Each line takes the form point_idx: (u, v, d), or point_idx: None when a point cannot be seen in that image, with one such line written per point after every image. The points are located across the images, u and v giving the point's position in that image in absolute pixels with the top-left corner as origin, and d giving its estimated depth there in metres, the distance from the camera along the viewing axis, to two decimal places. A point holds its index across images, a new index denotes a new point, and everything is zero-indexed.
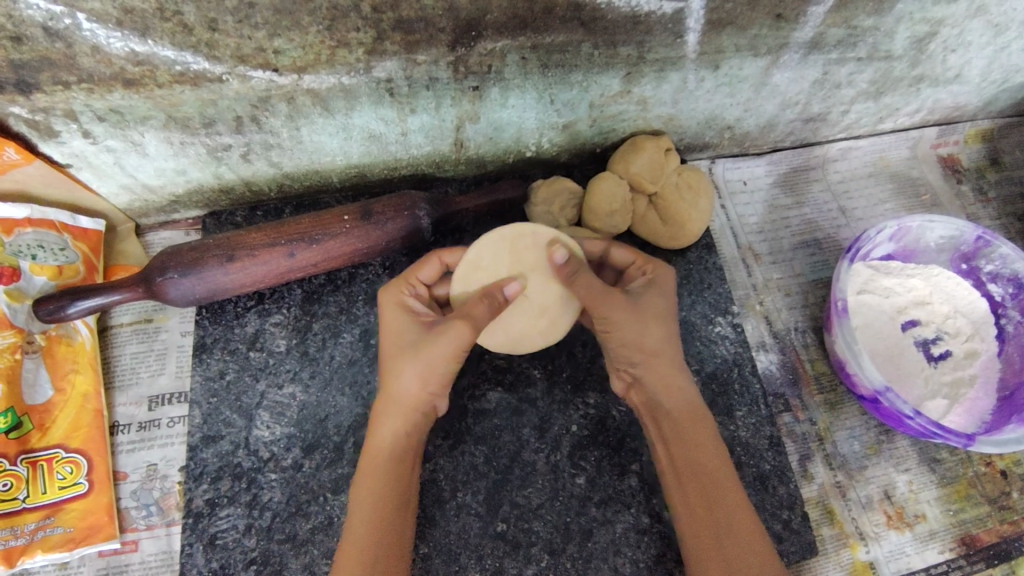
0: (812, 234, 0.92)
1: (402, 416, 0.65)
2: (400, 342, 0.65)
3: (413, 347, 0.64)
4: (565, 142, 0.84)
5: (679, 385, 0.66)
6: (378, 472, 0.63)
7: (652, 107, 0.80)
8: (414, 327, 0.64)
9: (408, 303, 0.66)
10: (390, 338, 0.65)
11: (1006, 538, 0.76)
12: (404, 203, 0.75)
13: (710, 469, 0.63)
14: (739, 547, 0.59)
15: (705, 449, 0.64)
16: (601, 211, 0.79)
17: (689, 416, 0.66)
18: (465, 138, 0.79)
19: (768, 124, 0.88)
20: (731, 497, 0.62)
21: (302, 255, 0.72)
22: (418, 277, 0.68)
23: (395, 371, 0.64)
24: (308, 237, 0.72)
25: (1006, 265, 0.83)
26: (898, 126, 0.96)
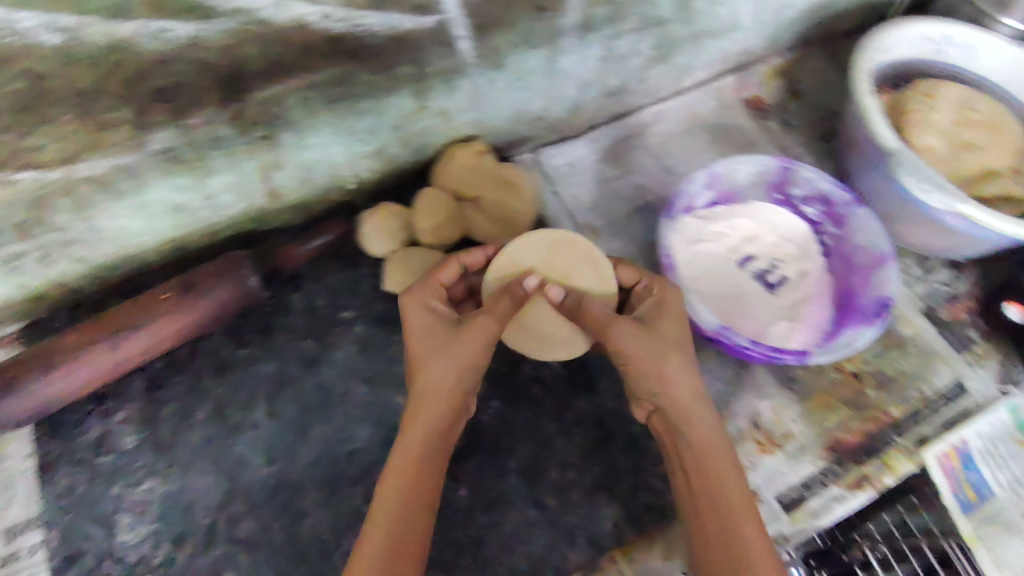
0: (643, 199, 0.96)
1: (436, 405, 0.64)
2: (426, 339, 0.66)
3: (445, 340, 0.65)
4: (382, 167, 0.84)
5: (701, 417, 0.66)
6: (402, 475, 0.61)
7: (454, 116, 0.82)
8: (444, 327, 0.66)
9: (431, 305, 0.68)
10: (438, 328, 0.66)
11: (871, 435, 0.82)
12: (231, 265, 0.74)
13: (734, 494, 0.63)
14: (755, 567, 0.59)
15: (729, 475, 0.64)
16: (431, 224, 0.80)
17: (711, 451, 0.65)
18: (276, 187, 0.78)
19: (574, 107, 0.92)
20: (748, 515, 0.62)
21: (125, 347, 0.70)
22: (440, 279, 0.70)
23: (428, 364, 0.64)
24: (135, 327, 0.70)
25: (812, 186, 0.88)
26: (698, 81, 1.02)
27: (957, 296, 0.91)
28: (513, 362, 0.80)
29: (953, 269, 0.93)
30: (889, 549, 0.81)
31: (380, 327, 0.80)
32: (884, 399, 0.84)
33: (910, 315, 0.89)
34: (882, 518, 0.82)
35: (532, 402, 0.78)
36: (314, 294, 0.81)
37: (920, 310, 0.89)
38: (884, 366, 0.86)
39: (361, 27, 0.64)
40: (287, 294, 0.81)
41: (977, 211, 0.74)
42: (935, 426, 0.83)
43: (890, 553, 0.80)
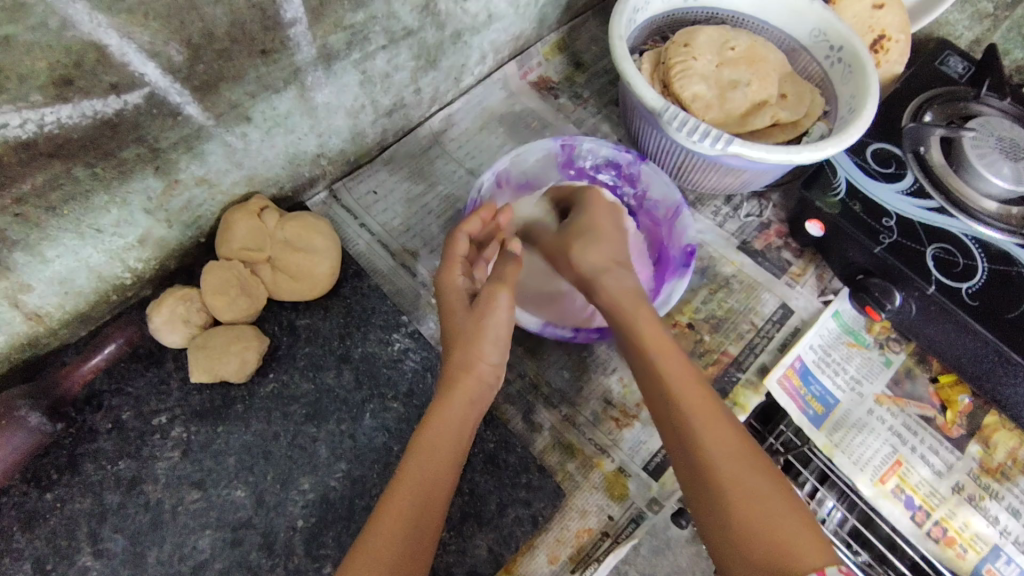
0: (454, 207, 0.94)
1: (469, 389, 0.66)
2: (456, 326, 0.68)
3: (469, 325, 0.68)
4: (159, 253, 0.77)
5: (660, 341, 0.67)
6: (428, 461, 0.61)
7: (218, 181, 0.76)
8: (462, 305, 0.70)
9: (464, 283, 0.72)
10: (455, 303, 0.70)
11: (716, 377, 0.85)
12: (9, 429, 0.67)
13: (704, 404, 0.61)
14: (727, 472, 0.57)
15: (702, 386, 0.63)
16: (222, 304, 0.75)
17: (673, 359, 0.65)
18: (35, 309, 0.70)
19: (354, 135, 0.88)
20: (715, 419, 0.60)
21: None
22: (460, 250, 0.74)
23: (472, 345, 0.66)
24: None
25: (596, 154, 0.89)
26: (479, 77, 1.00)
27: (767, 223, 0.95)
28: (352, 416, 0.75)
29: (758, 198, 0.97)
30: (792, 455, 0.84)
31: (199, 423, 0.74)
32: (720, 340, 0.87)
33: (729, 255, 0.93)
34: (780, 428, 0.86)
35: (380, 451, 0.74)
36: (119, 407, 0.74)
37: (736, 247, 0.93)
38: (714, 309, 0.89)
39: (47, 123, 0.57)
40: (88, 415, 0.73)
41: (742, 147, 0.76)
42: (770, 353, 0.87)
43: (792, 458, 0.83)
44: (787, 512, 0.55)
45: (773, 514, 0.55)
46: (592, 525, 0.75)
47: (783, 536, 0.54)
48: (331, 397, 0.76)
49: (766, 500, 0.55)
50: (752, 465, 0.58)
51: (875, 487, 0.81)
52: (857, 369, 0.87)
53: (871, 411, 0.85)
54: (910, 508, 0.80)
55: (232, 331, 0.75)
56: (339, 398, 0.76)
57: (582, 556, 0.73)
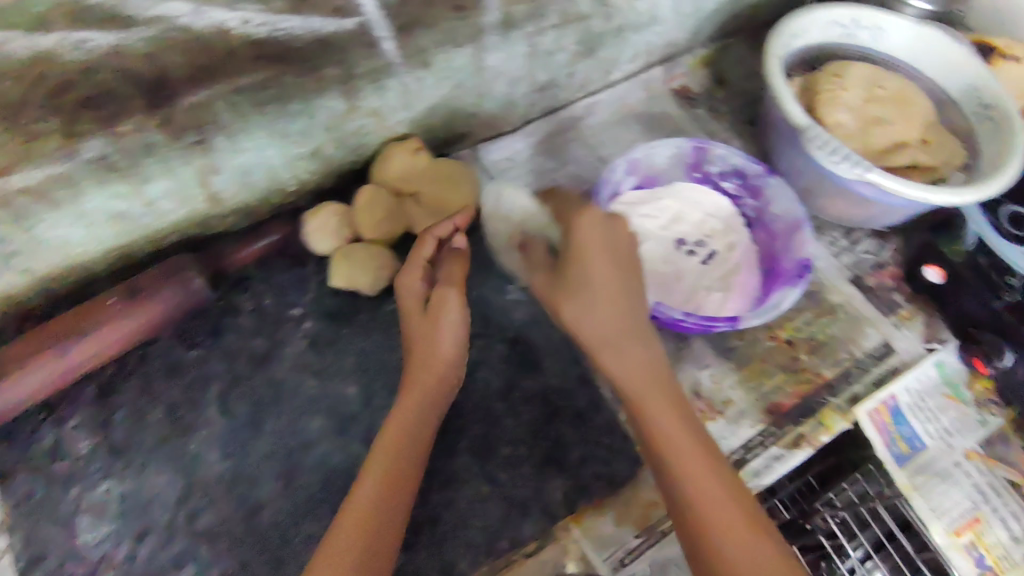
0: (580, 188, 0.99)
1: (422, 386, 0.70)
2: (415, 335, 0.73)
3: (423, 328, 0.72)
4: (323, 168, 0.86)
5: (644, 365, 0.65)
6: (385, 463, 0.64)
7: (388, 116, 0.84)
8: (417, 313, 0.74)
9: (418, 288, 0.76)
10: (412, 308, 0.75)
11: (807, 396, 0.85)
12: (162, 270, 0.76)
13: (680, 439, 0.62)
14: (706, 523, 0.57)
15: (685, 432, 0.62)
16: (369, 224, 0.83)
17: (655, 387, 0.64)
18: (215, 192, 0.80)
19: (507, 103, 0.95)
20: (691, 459, 0.61)
21: (76, 351, 0.72)
22: (409, 266, 0.77)
23: (437, 337, 0.71)
24: (86, 327, 0.72)
25: (726, 162, 0.92)
26: (627, 74, 1.06)
27: (883, 263, 0.96)
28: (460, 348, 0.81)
29: (878, 238, 0.98)
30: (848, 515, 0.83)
31: (328, 322, 0.82)
32: (817, 362, 0.88)
33: (839, 284, 0.94)
34: (840, 487, 0.86)
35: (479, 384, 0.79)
36: (262, 294, 0.83)
37: (847, 279, 0.95)
38: (815, 332, 0.90)
39: None
40: (235, 295, 0.82)
41: (880, 176, 0.79)
42: (865, 385, 0.87)
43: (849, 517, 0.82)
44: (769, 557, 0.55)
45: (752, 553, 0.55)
46: (661, 500, 0.77)
47: None
48: None
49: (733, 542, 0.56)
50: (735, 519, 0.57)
51: (948, 537, 0.79)
52: (950, 422, 0.86)
53: (958, 464, 0.84)
54: (980, 566, 0.78)
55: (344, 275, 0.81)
56: None
57: (647, 525, 0.75)
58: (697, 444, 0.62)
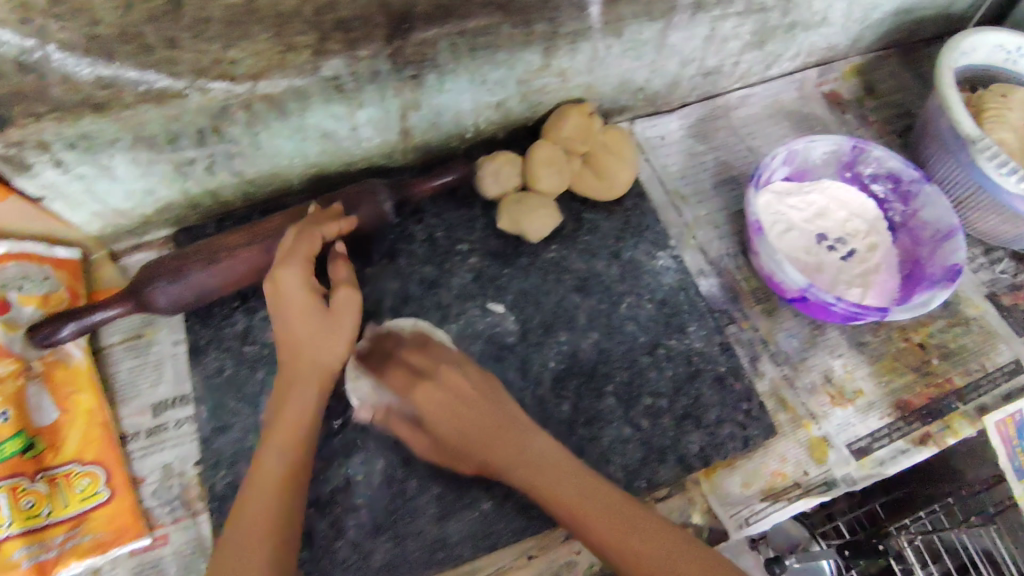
0: (728, 173, 1.03)
1: (298, 391, 0.67)
2: (305, 329, 0.68)
3: (323, 325, 0.68)
4: (500, 119, 0.92)
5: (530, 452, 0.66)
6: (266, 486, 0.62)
7: (571, 78, 0.90)
8: (318, 306, 0.68)
9: (310, 279, 0.69)
10: (303, 303, 0.68)
11: (936, 399, 0.87)
12: (296, 252, 0.70)
13: (563, 492, 0.64)
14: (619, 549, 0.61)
15: (565, 496, 0.64)
16: (539, 175, 0.87)
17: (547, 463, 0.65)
18: (408, 126, 0.87)
19: (673, 83, 0.99)
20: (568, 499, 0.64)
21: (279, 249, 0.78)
22: (295, 247, 0.71)
23: (326, 343, 0.68)
24: (288, 229, 0.79)
25: (881, 165, 0.96)
26: (784, 71, 1.09)
27: (1019, 285, 0.97)
28: (611, 301, 0.86)
29: (1017, 261, 0.99)
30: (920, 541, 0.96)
31: (492, 261, 0.88)
32: (947, 367, 0.90)
33: (975, 299, 0.96)
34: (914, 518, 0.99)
35: (628, 336, 0.84)
36: (433, 227, 0.90)
37: (983, 295, 0.96)
38: (948, 340, 0.92)
39: None
40: (410, 224, 0.90)
41: None
42: (994, 397, 0.88)
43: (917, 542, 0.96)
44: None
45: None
46: (788, 472, 0.81)
47: None
48: (598, 280, 0.87)
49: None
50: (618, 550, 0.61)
51: None
52: None
53: None
54: None
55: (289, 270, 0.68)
56: (604, 283, 0.87)
57: (774, 492, 0.80)
58: (614, 506, 0.62)
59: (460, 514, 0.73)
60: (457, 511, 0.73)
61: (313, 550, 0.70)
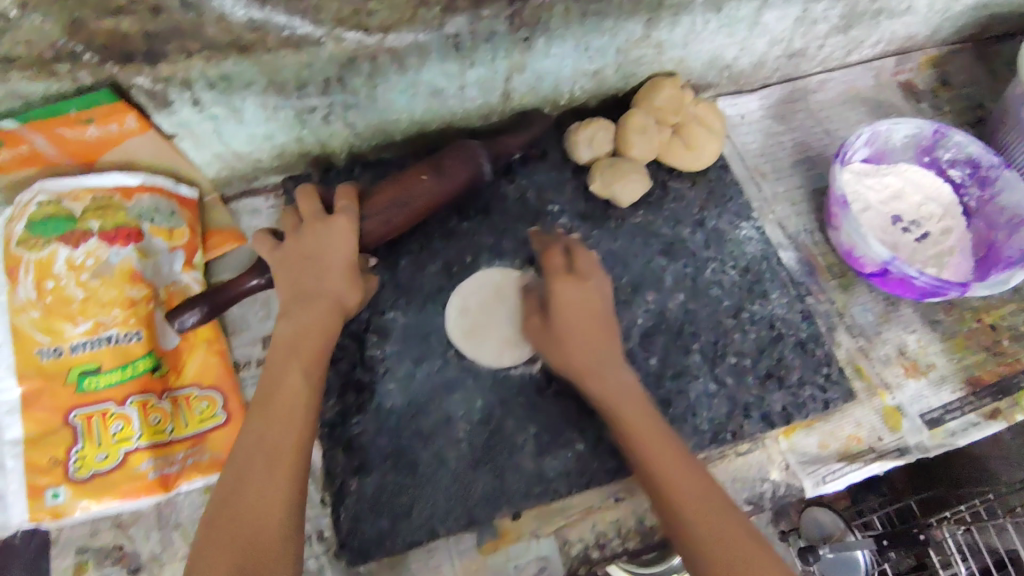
0: (805, 153, 1.05)
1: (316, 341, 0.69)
2: (336, 283, 0.71)
3: (351, 280, 0.73)
4: (594, 88, 0.96)
5: (620, 379, 0.70)
6: (279, 419, 0.64)
7: (666, 51, 0.93)
8: (349, 262, 0.72)
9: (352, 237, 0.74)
10: (341, 258, 0.72)
11: (1005, 377, 0.89)
12: (354, 210, 0.74)
13: (648, 434, 0.67)
14: (681, 503, 0.62)
15: (652, 430, 0.67)
16: (633, 141, 0.91)
17: (635, 397, 0.69)
18: (510, 90, 0.91)
19: (758, 62, 1.02)
20: (653, 441, 0.66)
21: (397, 220, 0.79)
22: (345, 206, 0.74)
23: (345, 299, 0.72)
24: (402, 199, 0.78)
25: (960, 150, 0.98)
26: (863, 58, 1.11)
27: None
28: (697, 265, 0.90)
29: None
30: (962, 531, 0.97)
31: (582, 222, 0.92)
32: (1018, 349, 0.91)
33: None
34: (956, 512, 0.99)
35: (713, 299, 0.87)
36: (526, 187, 0.93)
37: None
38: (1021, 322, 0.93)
39: None
40: (504, 183, 0.93)
41: None
42: None
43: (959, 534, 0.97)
44: (723, 528, 0.60)
45: (720, 527, 0.60)
46: (863, 437, 0.84)
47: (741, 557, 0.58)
48: (684, 245, 0.91)
49: (719, 523, 0.60)
50: (684, 493, 0.63)
51: None
52: None
53: None
54: None
55: (340, 228, 0.72)
56: (689, 249, 0.91)
57: (849, 454, 0.83)
58: (670, 447, 0.66)
59: (556, 453, 0.77)
60: (554, 449, 0.77)
61: (418, 477, 0.74)
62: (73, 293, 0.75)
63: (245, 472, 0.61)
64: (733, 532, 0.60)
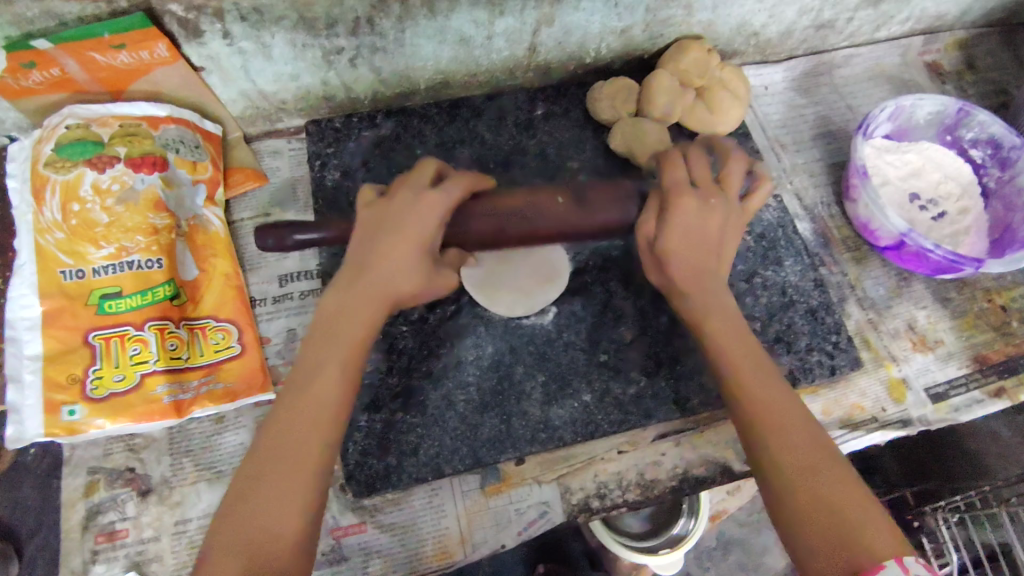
0: (827, 127, 1.05)
1: (353, 329, 0.62)
2: (395, 271, 0.63)
3: (416, 268, 0.64)
4: (620, 48, 0.95)
5: (723, 314, 0.68)
6: (309, 409, 0.58)
7: (695, 12, 0.92)
8: (421, 254, 0.63)
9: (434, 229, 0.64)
10: (409, 246, 0.63)
11: (1013, 356, 0.89)
12: (448, 193, 0.65)
13: (757, 381, 0.63)
14: (789, 456, 0.58)
15: (759, 380, 0.63)
16: (657, 101, 0.90)
17: (741, 337, 0.66)
18: (536, 44, 0.90)
19: (786, 32, 1.01)
20: (763, 391, 0.62)
21: (477, 228, 0.69)
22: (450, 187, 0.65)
23: (404, 291, 0.63)
24: (525, 211, 0.70)
25: (983, 130, 0.98)
26: (891, 35, 1.10)
27: None
28: None
29: None
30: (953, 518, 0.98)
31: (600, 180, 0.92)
32: None
33: None
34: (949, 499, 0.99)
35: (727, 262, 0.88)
36: (546, 144, 0.94)
37: None
38: None
39: None
40: (523, 138, 0.94)
41: None
42: None
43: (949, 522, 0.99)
44: (838, 490, 0.55)
45: (832, 488, 0.55)
46: (866, 406, 0.85)
47: (855, 524, 0.53)
48: None
49: (828, 485, 0.55)
50: (797, 446, 0.58)
51: None
52: None
53: None
54: None
55: (424, 207, 0.63)
56: None
57: (852, 422, 0.84)
58: (786, 402, 0.61)
59: (563, 402, 0.77)
60: (560, 399, 0.77)
61: (426, 416, 0.75)
62: (97, 217, 0.76)
63: (264, 473, 0.56)
64: (852, 499, 0.55)
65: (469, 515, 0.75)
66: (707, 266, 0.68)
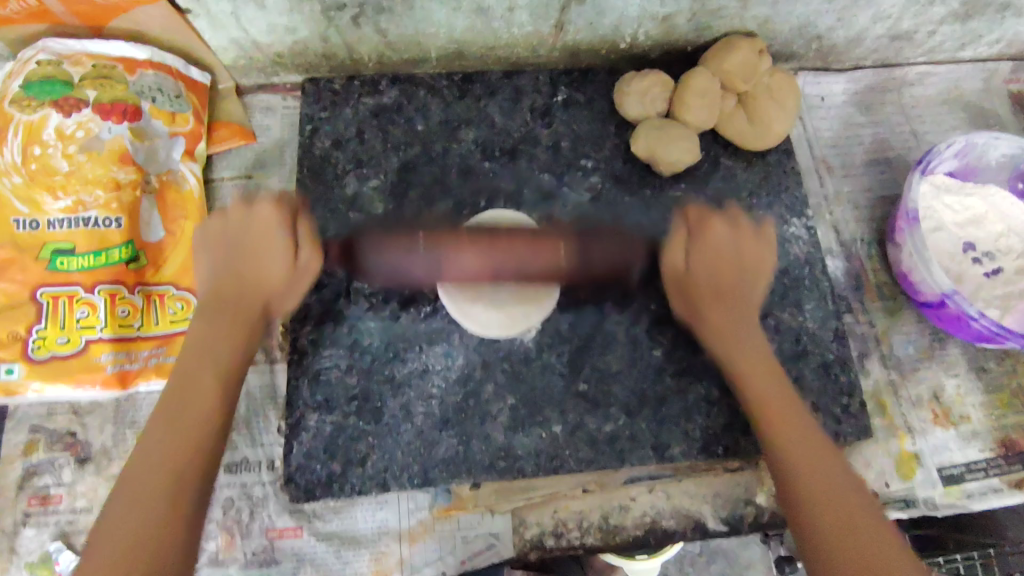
0: (883, 153, 0.93)
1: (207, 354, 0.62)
2: (246, 266, 0.66)
3: (270, 261, 0.66)
4: (660, 36, 0.84)
5: (768, 369, 0.65)
6: (164, 435, 0.56)
7: (751, 6, 0.80)
8: (281, 236, 0.67)
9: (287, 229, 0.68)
10: (266, 241, 0.67)
11: None
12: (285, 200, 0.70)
13: (791, 427, 0.61)
14: (818, 505, 0.56)
15: (794, 427, 0.61)
16: (690, 104, 0.80)
17: (782, 393, 0.63)
18: (564, 22, 0.80)
19: (856, 38, 0.88)
20: (797, 436, 0.60)
21: (451, 268, 0.67)
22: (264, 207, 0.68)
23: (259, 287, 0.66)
24: (518, 258, 0.66)
25: None
26: (977, 56, 0.96)
27: None
28: None
29: None
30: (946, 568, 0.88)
31: (614, 185, 0.83)
32: None
33: None
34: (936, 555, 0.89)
35: None
36: (561, 135, 0.84)
37: None
38: None
39: None
40: (537, 126, 0.84)
41: None
42: None
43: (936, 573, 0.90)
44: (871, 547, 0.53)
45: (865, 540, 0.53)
46: (868, 479, 0.77)
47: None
48: None
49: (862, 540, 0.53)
50: (835, 493, 0.56)
51: None
52: None
53: None
54: None
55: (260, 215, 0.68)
56: None
57: None
58: (821, 453, 0.59)
59: (529, 430, 0.71)
60: (527, 426, 0.71)
61: (379, 425, 0.70)
62: (58, 164, 0.71)
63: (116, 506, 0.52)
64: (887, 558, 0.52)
65: (413, 535, 0.71)
66: (736, 290, 0.68)
